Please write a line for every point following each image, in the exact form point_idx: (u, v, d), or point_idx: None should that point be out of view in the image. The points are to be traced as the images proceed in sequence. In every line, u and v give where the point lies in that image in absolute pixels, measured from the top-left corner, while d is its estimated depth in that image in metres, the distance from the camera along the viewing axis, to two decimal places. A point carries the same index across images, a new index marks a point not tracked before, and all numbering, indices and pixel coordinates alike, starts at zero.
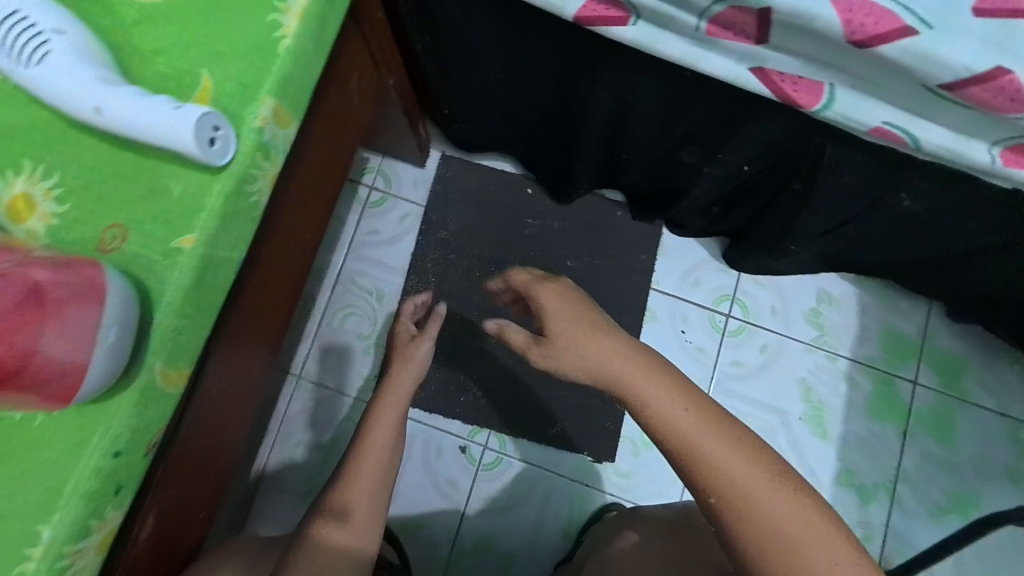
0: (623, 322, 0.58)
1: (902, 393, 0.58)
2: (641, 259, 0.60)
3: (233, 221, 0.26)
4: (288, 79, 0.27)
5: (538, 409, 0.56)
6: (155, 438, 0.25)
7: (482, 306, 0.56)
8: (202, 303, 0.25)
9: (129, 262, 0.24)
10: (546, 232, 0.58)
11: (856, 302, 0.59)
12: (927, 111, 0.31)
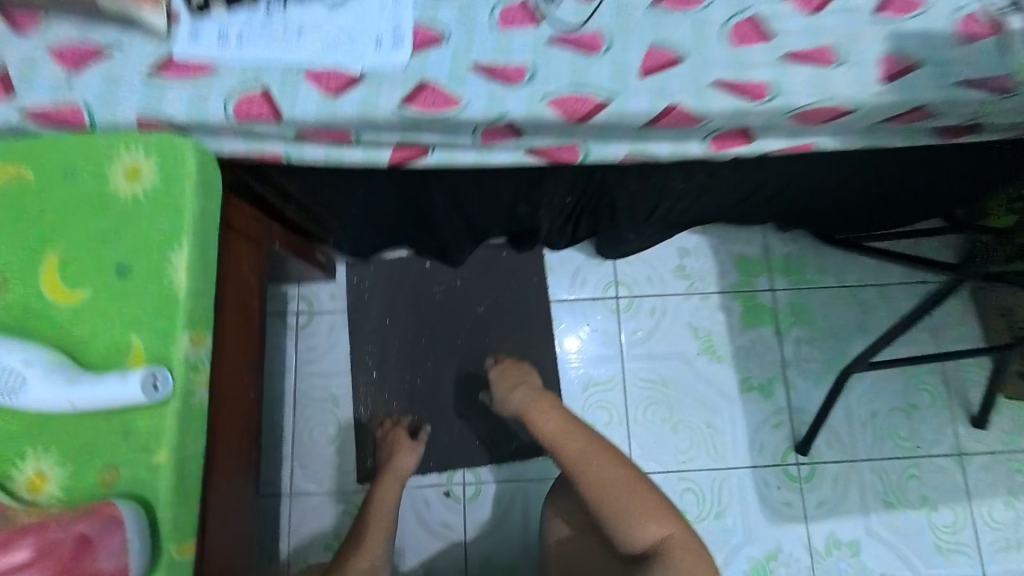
0: (538, 335, 0.82)
1: (765, 299, 0.90)
2: (535, 279, 0.84)
3: (189, 422, 0.38)
4: (194, 315, 0.39)
5: (497, 428, 0.76)
6: None
7: (435, 379, 0.77)
8: (186, 493, 0.38)
9: (130, 487, 0.37)
10: (452, 291, 0.79)
11: (706, 247, 0.90)
12: (647, 140, 0.50)
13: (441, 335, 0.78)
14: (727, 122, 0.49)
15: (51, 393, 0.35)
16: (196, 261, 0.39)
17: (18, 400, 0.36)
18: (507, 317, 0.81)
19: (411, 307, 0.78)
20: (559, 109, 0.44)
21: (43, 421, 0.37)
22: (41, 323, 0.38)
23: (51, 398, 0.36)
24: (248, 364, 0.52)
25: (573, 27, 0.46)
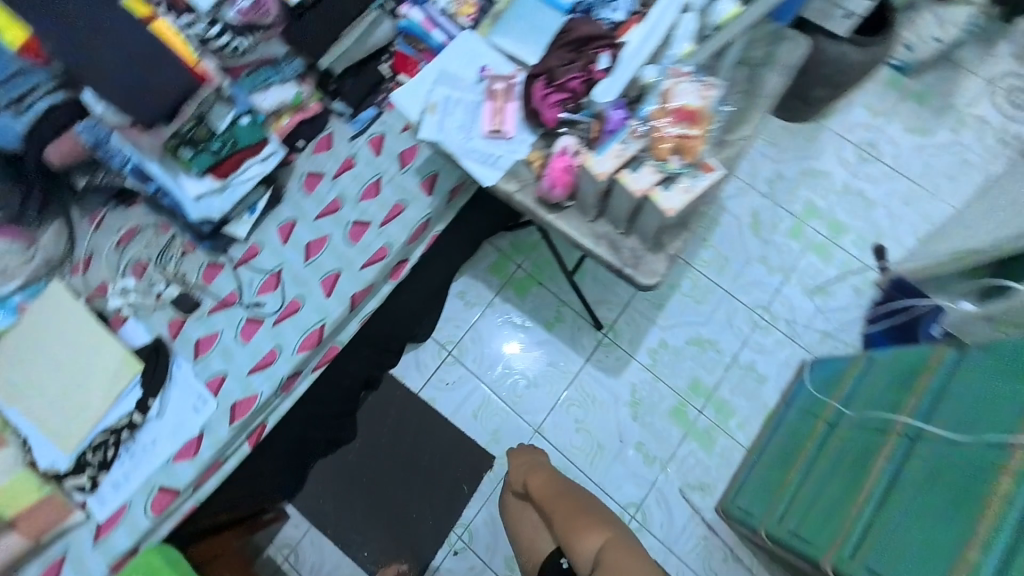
0: (428, 419, 1.17)
1: (519, 276, 1.31)
2: (400, 389, 1.18)
3: None
4: None
5: (449, 491, 1.12)
6: None
7: (394, 505, 1.11)
8: None
9: None
10: (362, 450, 1.13)
11: (471, 279, 1.30)
12: (361, 309, 0.86)
13: (374, 477, 1.13)
14: (386, 268, 0.87)
15: None
16: None
17: None
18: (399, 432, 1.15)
19: (345, 481, 1.11)
20: (306, 349, 0.79)
21: None
22: None
23: None
24: None
25: (279, 310, 0.81)
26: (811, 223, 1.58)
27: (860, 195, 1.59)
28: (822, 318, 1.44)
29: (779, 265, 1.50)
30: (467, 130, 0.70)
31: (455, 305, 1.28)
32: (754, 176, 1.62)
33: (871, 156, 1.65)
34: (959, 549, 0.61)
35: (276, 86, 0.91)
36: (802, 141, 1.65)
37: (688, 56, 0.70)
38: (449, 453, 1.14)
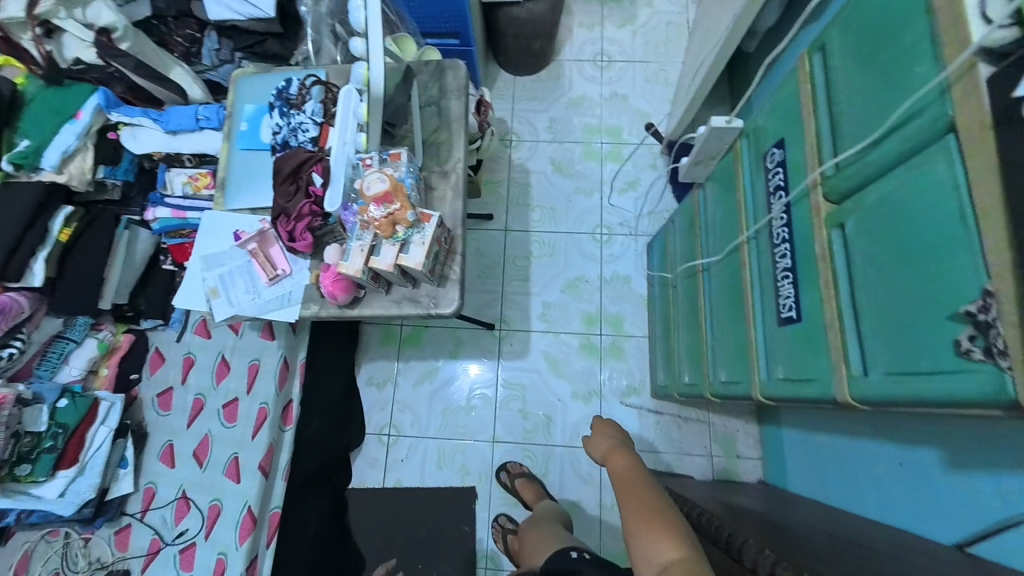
0: (401, 487, 1.46)
1: (410, 339, 1.59)
2: (366, 482, 1.46)
3: None
4: None
5: (449, 523, 1.43)
6: None
7: (418, 561, 1.39)
8: None
9: None
10: (370, 541, 1.40)
11: (370, 366, 1.55)
12: (264, 467, 1.03)
13: (389, 553, 1.40)
14: (270, 424, 1.06)
15: None
16: None
17: None
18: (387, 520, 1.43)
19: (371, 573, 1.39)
20: (246, 531, 0.98)
21: None
22: None
23: None
24: None
25: (208, 519, 0.99)
26: (597, 141, 1.83)
27: (618, 97, 1.88)
28: (641, 208, 1.75)
29: (591, 189, 1.77)
30: (256, 291, 0.85)
31: (371, 393, 1.53)
32: (536, 133, 1.84)
33: (608, 63, 1.92)
34: (749, 337, 0.83)
35: (74, 353, 1.03)
36: (553, 83, 1.90)
37: (368, 142, 0.80)
38: (427, 501, 1.44)
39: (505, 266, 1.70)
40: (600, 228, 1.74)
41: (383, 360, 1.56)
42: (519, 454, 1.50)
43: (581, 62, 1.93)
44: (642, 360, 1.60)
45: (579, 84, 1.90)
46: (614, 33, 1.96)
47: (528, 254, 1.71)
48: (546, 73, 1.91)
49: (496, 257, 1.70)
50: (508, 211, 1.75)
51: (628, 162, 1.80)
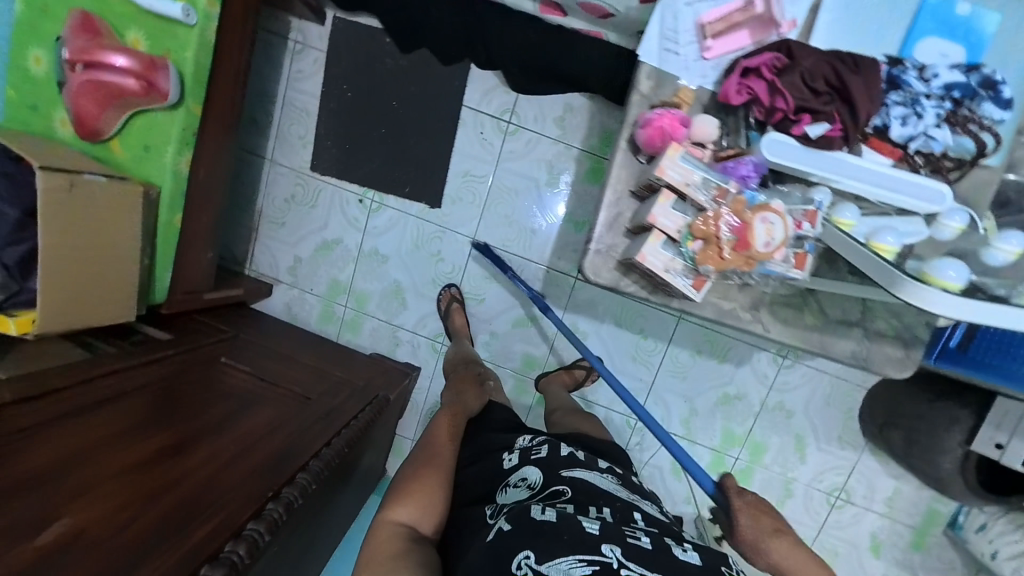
0: (467, 129, 1.83)
1: (557, 290, 1.87)
2: (480, 130, 1.83)
3: (185, 130, 1.28)
4: (160, 39, 1.22)
5: (413, 179, 1.87)
6: (173, 117, 1.27)
7: (415, 131, 1.84)
8: (182, 138, 1.29)
9: (162, 129, 1.27)
10: (404, 85, 1.81)
11: (536, 270, 1.87)
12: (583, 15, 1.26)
13: (395, 107, 1.82)
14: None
15: None
16: (192, 52, 1.24)
17: (167, 139, 1.28)
18: (417, 96, 1.82)
19: (373, 71, 1.80)
20: None
21: (184, 133, 1.29)
22: (145, 150, 1.28)
23: None
24: (227, 90, 1.40)
25: None
26: (730, 453, 1.78)
27: (793, 488, 1.74)
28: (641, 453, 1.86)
29: (694, 432, 1.79)
30: (677, 31, 0.86)
31: (531, 235, 1.86)
32: (779, 386, 1.72)
33: (833, 508, 1.73)
34: None
35: None
36: (837, 433, 1.69)
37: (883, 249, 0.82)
38: (434, 152, 1.85)
39: (629, 314, 1.81)
40: (630, 415, 1.87)
41: (562, 153, 1.81)
42: (458, 259, 1.89)
43: (850, 462, 1.70)
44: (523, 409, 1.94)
45: (810, 469, 1.72)
46: (896, 525, 1.72)
47: (640, 332, 1.80)
48: (856, 432, 1.67)
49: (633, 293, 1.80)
50: (692, 333, 1.76)
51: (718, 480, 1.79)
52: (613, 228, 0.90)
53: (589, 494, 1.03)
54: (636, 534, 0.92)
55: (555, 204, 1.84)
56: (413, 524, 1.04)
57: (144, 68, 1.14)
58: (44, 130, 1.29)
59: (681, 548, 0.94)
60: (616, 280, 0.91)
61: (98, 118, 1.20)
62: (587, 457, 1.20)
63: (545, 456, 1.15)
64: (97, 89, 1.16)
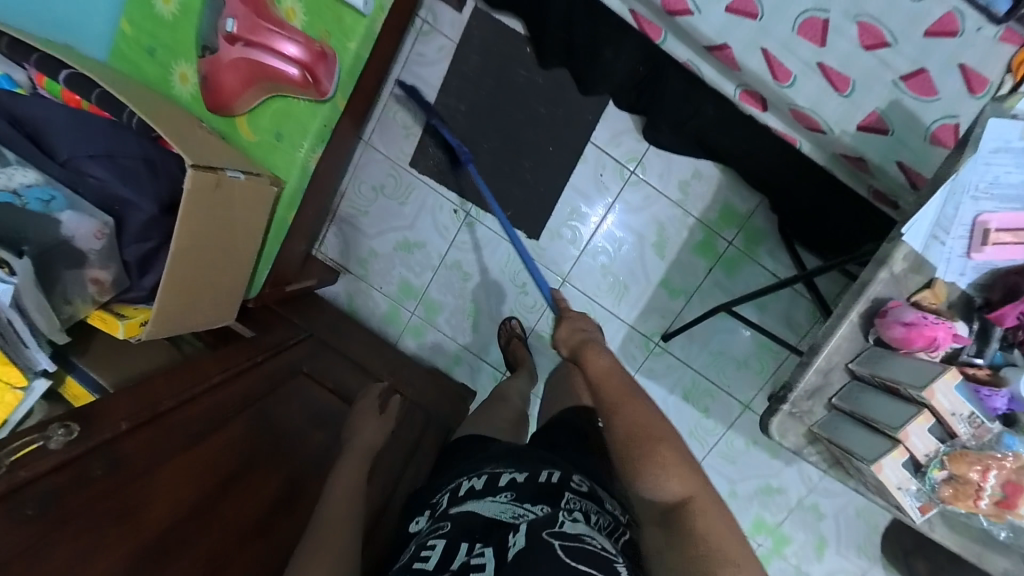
0: (588, 167, 1.73)
1: (637, 352, 1.85)
2: (601, 172, 1.74)
3: (320, 128, 1.09)
4: (326, 19, 1.03)
5: (516, 202, 1.74)
6: (314, 111, 1.08)
7: (532, 153, 1.70)
8: (316, 135, 1.10)
9: (297, 121, 1.08)
10: (534, 103, 1.66)
11: (622, 330, 1.84)
12: (794, 121, 1.21)
13: (517, 124, 1.68)
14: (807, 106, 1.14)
15: None
16: (358, 44, 1.05)
17: (299, 132, 1.09)
18: (545, 118, 1.68)
19: (505, 80, 1.65)
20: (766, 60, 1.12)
21: (319, 131, 1.09)
22: (273, 139, 1.10)
23: None
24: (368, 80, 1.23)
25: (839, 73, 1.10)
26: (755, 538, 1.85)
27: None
28: None
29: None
30: (953, 219, 0.82)
31: (625, 293, 1.82)
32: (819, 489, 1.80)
33: None
34: None
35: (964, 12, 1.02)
36: (857, 541, 1.81)
37: None
38: (546, 182, 1.73)
39: (700, 387, 1.84)
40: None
41: (677, 217, 1.75)
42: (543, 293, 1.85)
43: (860, 570, 1.82)
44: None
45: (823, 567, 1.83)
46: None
47: (706, 407, 1.84)
48: (875, 544, 1.79)
49: (708, 372, 1.83)
50: (754, 419, 1.82)
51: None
52: (814, 395, 0.87)
53: (467, 526, 0.74)
54: (479, 559, 0.65)
55: (655, 266, 1.79)
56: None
57: (317, 64, 1.01)
58: (155, 79, 1.08)
59: (511, 539, 0.65)
60: (802, 444, 0.89)
61: (237, 94, 1.03)
62: (490, 475, 0.87)
63: (443, 504, 0.87)
64: (253, 68, 1.00)
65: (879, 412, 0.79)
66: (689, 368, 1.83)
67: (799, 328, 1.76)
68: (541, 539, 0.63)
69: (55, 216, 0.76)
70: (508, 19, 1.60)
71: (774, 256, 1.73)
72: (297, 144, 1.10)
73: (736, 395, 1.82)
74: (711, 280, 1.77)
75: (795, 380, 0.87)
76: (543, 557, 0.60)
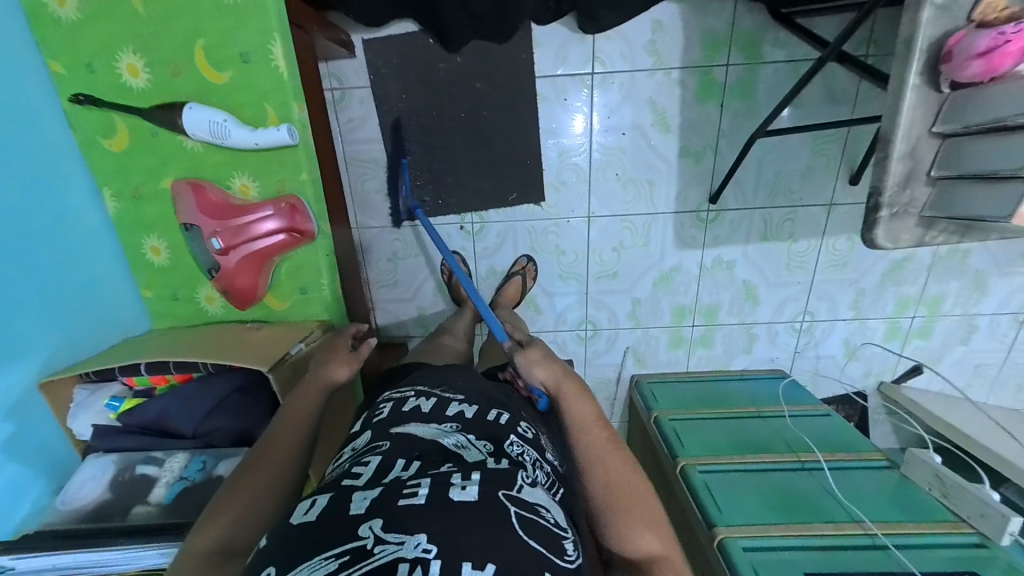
0: (549, 101, 1.48)
1: (700, 237, 1.60)
2: (567, 100, 1.48)
3: (323, 258, 1.12)
4: (266, 171, 1.05)
5: (508, 183, 1.56)
6: (314, 250, 1.11)
7: (484, 127, 1.49)
8: (326, 265, 1.14)
9: (307, 265, 1.13)
10: (457, 79, 1.45)
11: (672, 224, 1.59)
12: None
13: (452, 110, 1.48)
14: None
15: (220, 128, 0.97)
16: (306, 168, 1.06)
17: (313, 271, 1.13)
18: (486, 95, 1.46)
19: (423, 82, 1.46)
20: None
21: (327, 260, 1.13)
22: (301, 294, 1.15)
23: (222, 129, 0.97)
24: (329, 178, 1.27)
25: None
26: (904, 317, 1.65)
27: (977, 323, 1.63)
28: (822, 361, 1.72)
29: (866, 311, 1.64)
30: None
31: (659, 191, 1.56)
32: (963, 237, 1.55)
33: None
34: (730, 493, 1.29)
35: None
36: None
37: None
38: (520, 144, 1.51)
39: (781, 222, 1.56)
40: (796, 320, 1.67)
41: (662, 83, 1.45)
42: (579, 244, 1.63)
43: None
44: (683, 364, 1.75)
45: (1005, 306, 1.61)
46: None
47: (795, 239, 1.57)
48: None
49: (777, 203, 1.54)
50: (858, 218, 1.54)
51: (912, 350, 1.68)
52: (907, 183, 0.79)
53: (405, 452, 0.69)
54: (412, 488, 0.60)
55: (667, 145, 1.51)
56: (217, 546, 0.70)
57: (294, 218, 1.06)
58: (190, 313, 1.18)
59: (460, 484, 0.61)
60: (919, 236, 0.81)
61: (258, 287, 1.11)
62: (439, 400, 0.84)
63: (382, 415, 0.81)
64: (254, 259, 1.08)
65: (1002, 159, 0.72)
66: (766, 210, 1.55)
67: (848, 97, 1.42)
68: (496, 500, 0.60)
69: (216, 472, 0.90)
70: (398, 26, 1.41)
71: (784, 43, 1.42)
72: (319, 283, 1.14)
73: (815, 201, 1.53)
74: (731, 115, 1.48)
75: (883, 178, 0.77)
76: (492, 519, 0.57)
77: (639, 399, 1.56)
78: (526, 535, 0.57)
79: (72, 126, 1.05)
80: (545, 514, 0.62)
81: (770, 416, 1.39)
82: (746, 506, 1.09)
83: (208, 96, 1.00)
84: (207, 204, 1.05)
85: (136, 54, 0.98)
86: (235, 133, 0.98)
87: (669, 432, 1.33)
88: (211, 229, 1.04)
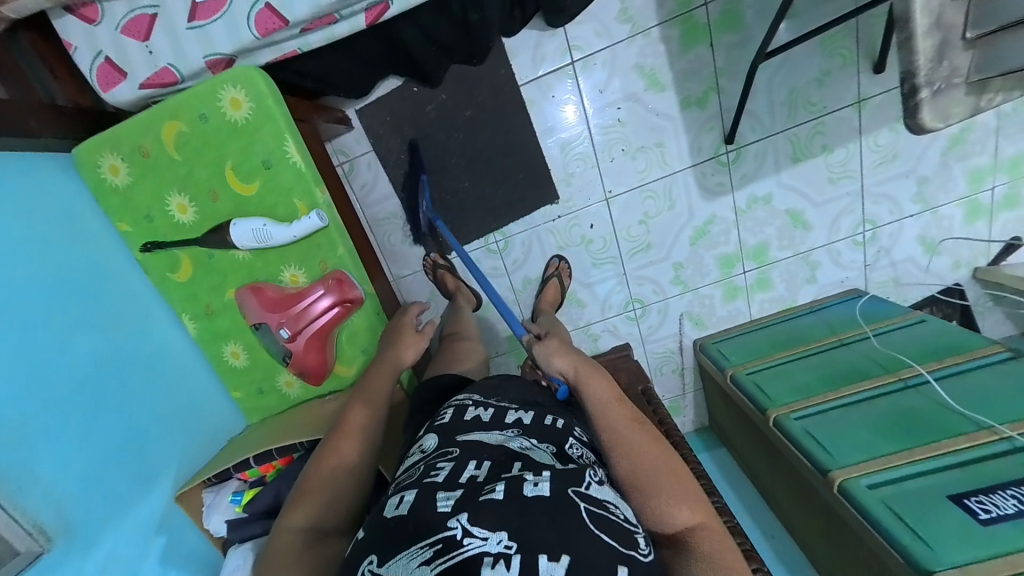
0: (536, 103, 1.50)
1: (724, 182, 1.54)
2: (553, 95, 1.49)
3: (375, 316, 1.20)
4: (306, 256, 1.13)
5: (518, 196, 1.59)
6: (366, 312, 1.19)
7: (481, 151, 1.53)
8: (379, 322, 1.20)
9: (364, 327, 1.20)
10: (444, 114, 1.50)
11: (692, 180, 1.55)
12: None
13: (449, 142, 1.53)
14: None
15: (262, 234, 1.08)
16: (340, 241, 1.13)
17: (373, 329, 1.20)
18: (477, 118, 1.50)
19: (415, 127, 1.52)
20: None
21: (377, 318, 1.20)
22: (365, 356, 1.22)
23: (263, 234, 1.08)
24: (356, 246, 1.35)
25: None
26: (982, 191, 1.50)
27: None
28: (897, 267, 1.59)
29: (933, 199, 1.51)
30: None
31: (670, 150, 1.52)
32: None
33: None
34: None
35: None
36: None
37: None
38: (520, 153, 1.53)
39: (808, 139, 1.48)
40: (857, 232, 1.56)
41: (645, 45, 1.43)
42: (604, 227, 1.62)
43: None
44: (747, 313, 1.68)
45: None
46: None
47: (829, 151, 1.48)
48: None
49: (799, 120, 1.46)
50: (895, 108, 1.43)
51: (1001, 225, 1.52)
52: None
53: (475, 455, 0.69)
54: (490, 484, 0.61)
55: (665, 102, 1.48)
56: (313, 526, 0.82)
57: (345, 290, 1.14)
58: (277, 401, 1.28)
59: (533, 482, 0.62)
60: None
61: (329, 364, 1.20)
62: (496, 409, 0.82)
63: (445, 420, 0.81)
64: (320, 338, 1.17)
65: None
66: (788, 131, 1.47)
67: None
68: (569, 497, 0.60)
69: None
70: (384, 87, 1.48)
71: None
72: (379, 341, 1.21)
73: (840, 104, 1.44)
74: (725, 49, 1.43)
75: None
76: (567, 514, 0.57)
77: (709, 362, 1.50)
78: (598, 529, 0.57)
79: (140, 270, 1.18)
80: (616, 510, 0.62)
81: (856, 341, 1.30)
82: (858, 443, 1.01)
83: (242, 206, 1.09)
84: (268, 300, 1.15)
85: (181, 193, 1.10)
86: (275, 234, 1.08)
87: (751, 388, 1.27)
88: (279, 322, 1.14)
